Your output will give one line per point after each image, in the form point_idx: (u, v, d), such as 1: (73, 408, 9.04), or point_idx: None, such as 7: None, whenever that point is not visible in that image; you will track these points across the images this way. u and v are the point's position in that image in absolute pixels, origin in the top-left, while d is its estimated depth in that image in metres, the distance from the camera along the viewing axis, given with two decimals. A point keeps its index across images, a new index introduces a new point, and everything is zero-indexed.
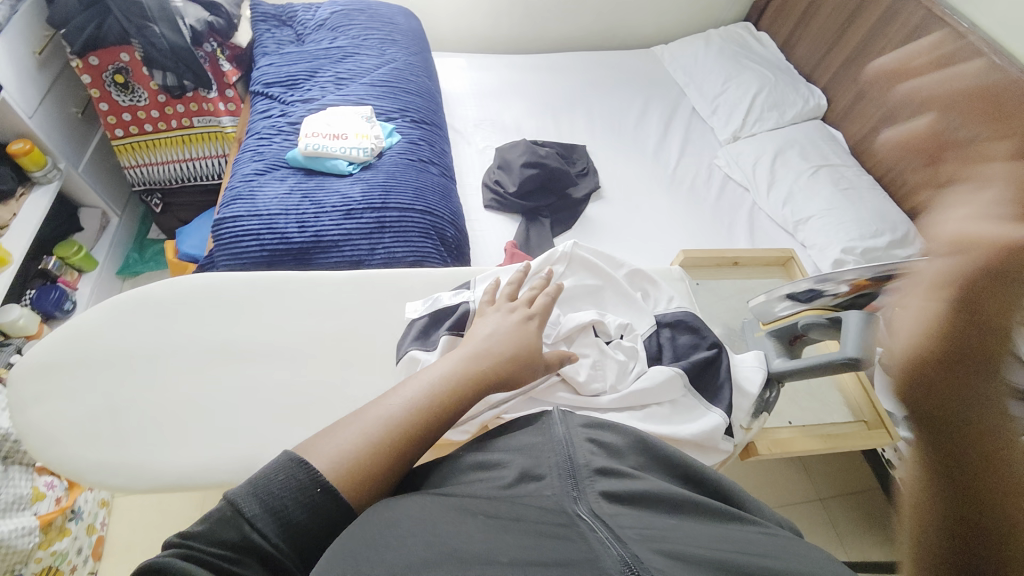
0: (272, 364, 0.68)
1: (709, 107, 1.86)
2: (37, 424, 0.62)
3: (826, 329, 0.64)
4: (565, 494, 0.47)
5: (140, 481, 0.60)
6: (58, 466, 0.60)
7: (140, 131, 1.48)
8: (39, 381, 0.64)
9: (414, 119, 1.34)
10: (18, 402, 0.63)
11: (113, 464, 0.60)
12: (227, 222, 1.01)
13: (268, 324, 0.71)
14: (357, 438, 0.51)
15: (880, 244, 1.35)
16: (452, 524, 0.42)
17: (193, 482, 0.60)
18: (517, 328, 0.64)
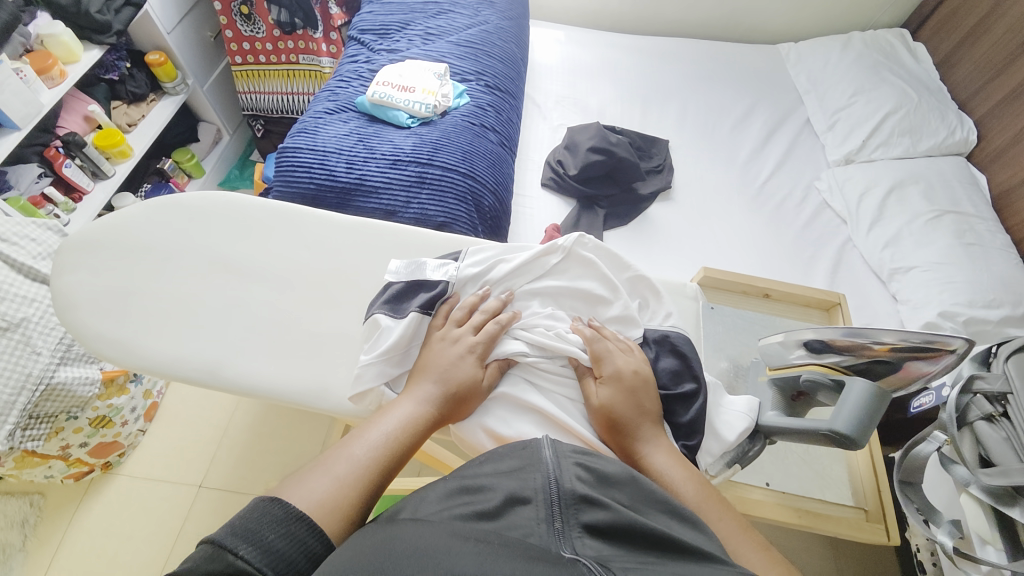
0: (270, 287, 0.74)
1: (826, 121, 1.63)
2: (69, 291, 0.72)
3: (832, 393, 0.57)
4: (548, 531, 0.42)
5: (131, 359, 0.69)
6: (71, 329, 0.70)
7: (255, 61, 1.63)
8: (81, 255, 0.74)
9: (488, 84, 1.33)
10: (56, 269, 0.73)
11: (110, 339, 0.70)
12: (288, 151, 1.09)
13: (273, 249, 0.77)
14: (334, 485, 0.50)
15: (991, 317, 1.12)
16: (440, 542, 0.39)
17: (170, 369, 0.69)
18: (459, 366, 0.63)
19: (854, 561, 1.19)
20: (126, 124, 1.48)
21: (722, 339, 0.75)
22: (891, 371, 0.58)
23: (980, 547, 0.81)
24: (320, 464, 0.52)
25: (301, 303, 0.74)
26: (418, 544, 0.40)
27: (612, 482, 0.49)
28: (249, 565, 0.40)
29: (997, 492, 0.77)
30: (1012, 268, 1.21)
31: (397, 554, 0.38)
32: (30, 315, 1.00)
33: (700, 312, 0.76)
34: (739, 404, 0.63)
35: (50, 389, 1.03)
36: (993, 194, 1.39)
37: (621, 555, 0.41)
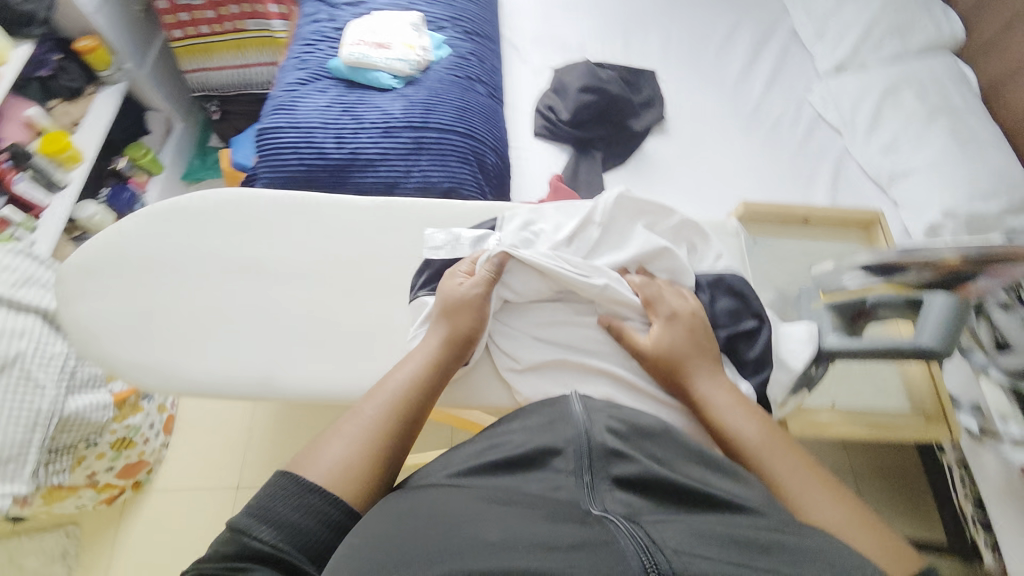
0: (299, 285, 0.70)
1: (813, 30, 1.57)
2: (82, 321, 0.67)
3: (900, 309, 0.56)
4: (578, 487, 0.44)
5: (170, 383, 0.65)
6: (98, 360, 0.65)
7: (197, 33, 1.46)
8: (85, 281, 0.68)
9: (466, 30, 1.22)
10: (63, 298, 0.67)
11: (143, 365, 0.65)
12: (268, 132, 1.00)
13: (291, 244, 0.72)
14: (350, 448, 0.52)
15: (992, 211, 1.15)
16: (467, 512, 0.41)
17: (213, 391, 0.65)
18: (453, 296, 0.65)
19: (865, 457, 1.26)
20: (68, 124, 1.33)
21: (764, 272, 0.75)
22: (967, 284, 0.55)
23: (1002, 424, 0.86)
24: (336, 429, 0.54)
25: (335, 298, 0.70)
26: (449, 517, 0.41)
27: (643, 433, 0.50)
28: (264, 542, 0.43)
29: (1017, 372, 0.81)
30: (1009, 159, 1.22)
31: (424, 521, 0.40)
32: (24, 349, 0.94)
33: (743, 248, 0.75)
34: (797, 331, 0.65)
35: (63, 420, 0.99)
36: (984, 87, 1.39)
37: (654, 510, 0.41)
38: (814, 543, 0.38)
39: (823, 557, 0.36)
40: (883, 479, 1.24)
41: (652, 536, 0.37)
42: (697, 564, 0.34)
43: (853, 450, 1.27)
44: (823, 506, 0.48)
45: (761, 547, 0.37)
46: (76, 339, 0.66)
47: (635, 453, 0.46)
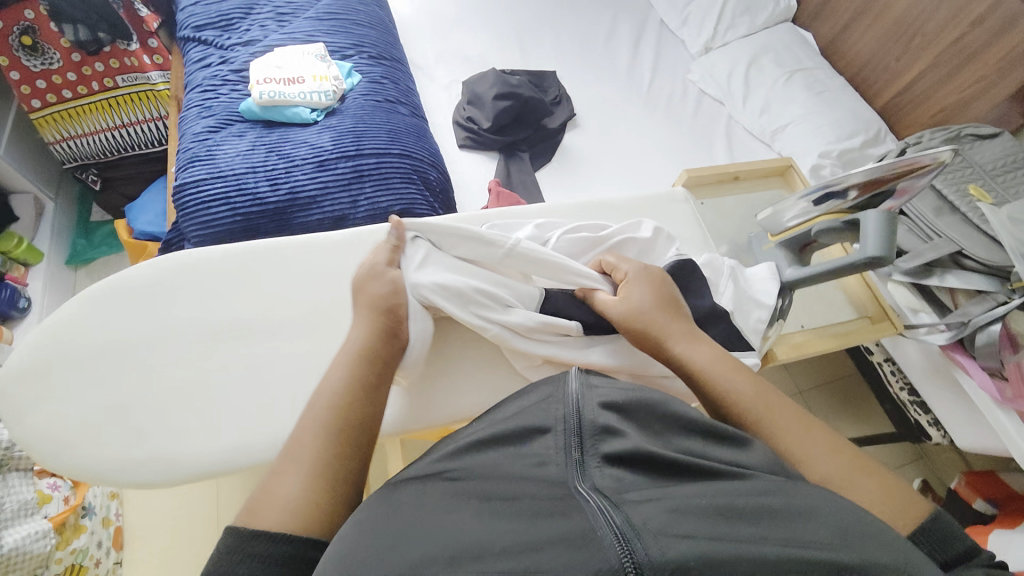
0: (287, 334, 0.67)
1: (679, 17, 1.77)
2: (41, 430, 0.61)
3: (840, 233, 0.63)
4: (568, 469, 0.44)
5: (172, 471, 0.61)
6: (76, 469, 0.60)
7: (59, 99, 1.30)
8: (35, 386, 0.62)
9: (372, 55, 1.22)
10: (12, 413, 0.61)
11: (138, 460, 0.61)
12: (189, 187, 0.92)
13: (267, 295, 0.69)
14: (299, 475, 0.48)
15: (855, 144, 1.37)
16: (449, 516, 0.40)
17: (228, 466, 0.61)
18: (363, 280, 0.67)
19: (807, 375, 1.42)
20: None
21: (714, 227, 0.84)
22: (885, 199, 0.64)
23: (913, 315, 1.03)
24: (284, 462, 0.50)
25: (327, 339, 0.68)
26: (431, 516, 0.40)
27: (641, 403, 0.50)
28: None
29: (916, 271, 0.99)
30: (857, 101, 1.47)
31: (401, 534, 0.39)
32: None
33: (693, 210, 0.84)
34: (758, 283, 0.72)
35: (1, 562, 0.86)
36: (822, 46, 1.66)
37: (642, 485, 0.41)
38: (801, 503, 0.39)
39: (804, 520, 0.37)
40: (828, 388, 1.41)
41: (629, 515, 0.36)
42: (671, 544, 0.34)
43: (802, 370, 1.43)
44: (824, 461, 0.50)
45: (745, 518, 0.37)
46: (42, 452, 0.61)
47: (628, 430, 0.46)
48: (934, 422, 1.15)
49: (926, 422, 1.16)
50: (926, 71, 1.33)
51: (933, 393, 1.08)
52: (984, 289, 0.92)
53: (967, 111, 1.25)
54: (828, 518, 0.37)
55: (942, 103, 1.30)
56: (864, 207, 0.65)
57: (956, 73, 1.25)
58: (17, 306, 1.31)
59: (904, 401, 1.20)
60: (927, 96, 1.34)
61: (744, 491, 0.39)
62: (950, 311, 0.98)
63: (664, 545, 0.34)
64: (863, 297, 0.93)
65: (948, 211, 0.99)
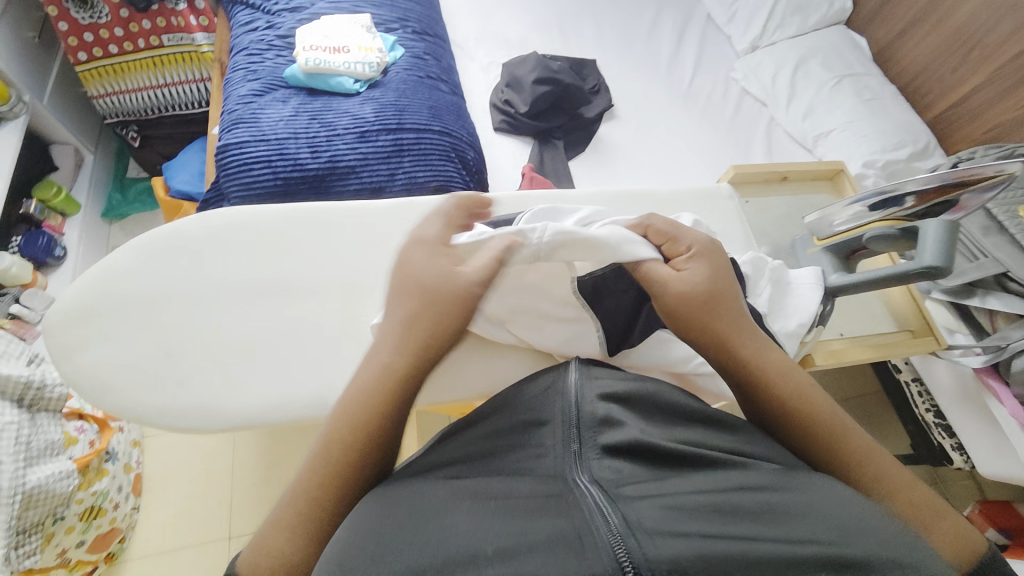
0: (327, 298, 0.69)
1: (726, 13, 1.72)
2: (87, 371, 0.63)
3: (894, 241, 0.61)
4: (565, 461, 0.43)
5: (210, 420, 0.63)
6: (118, 411, 0.62)
7: (106, 53, 1.31)
8: (81, 328, 0.64)
9: (416, 29, 1.21)
10: (60, 352, 0.63)
11: (179, 408, 0.62)
12: (232, 148, 0.93)
13: (308, 259, 0.71)
14: (287, 527, 0.46)
15: (901, 156, 1.33)
16: (443, 510, 0.39)
17: (265, 421, 0.63)
18: (447, 284, 0.56)
19: (826, 390, 1.40)
20: None
21: (757, 227, 0.83)
22: (946, 209, 0.62)
23: (949, 336, 1.01)
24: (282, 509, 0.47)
25: (364, 306, 0.69)
26: (416, 516, 0.38)
27: (639, 401, 0.49)
28: None
29: (957, 290, 0.98)
30: (905, 112, 1.43)
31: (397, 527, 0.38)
32: None
33: (737, 208, 0.82)
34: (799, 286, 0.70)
35: (25, 497, 0.87)
36: (873, 53, 1.61)
37: (639, 476, 0.40)
38: (801, 501, 0.37)
39: (804, 519, 0.35)
40: (846, 405, 1.38)
41: (624, 510, 0.36)
42: (667, 541, 0.33)
43: (825, 383, 1.41)
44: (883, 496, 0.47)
45: (743, 516, 0.35)
46: (87, 392, 0.63)
47: (626, 423, 0.45)
48: (958, 447, 1.13)
49: (949, 446, 1.14)
50: (982, 85, 1.28)
51: (957, 416, 1.06)
52: None
53: (1023, 130, 1.20)
54: (832, 517, 0.36)
55: (995, 120, 1.26)
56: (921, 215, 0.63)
57: (1014, 90, 1.21)
58: (54, 254, 1.35)
59: (929, 424, 1.17)
60: (981, 111, 1.30)
61: (746, 487, 0.38)
62: (988, 334, 0.96)
63: (659, 543, 0.33)
64: (905, 309, 0.91)
65: (997, 231, 0.96)
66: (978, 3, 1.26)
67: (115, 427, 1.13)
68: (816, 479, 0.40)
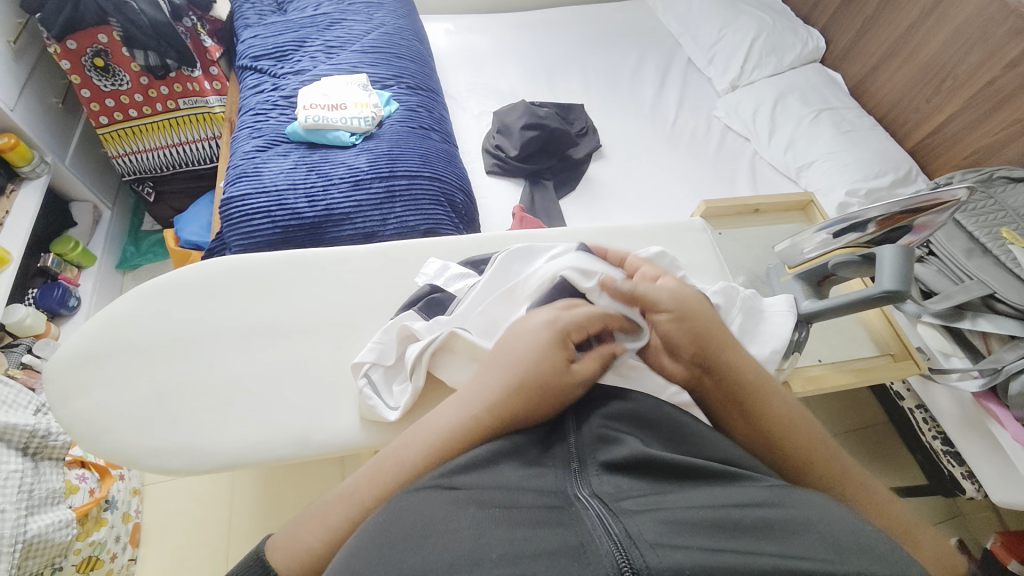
0: (317, 339, 0.72)
1: (705, 57, 1.82)
2: (82, 416, 0.65)
3: (859, 266, 0.63)
4: (564, 476, 0.44)
5: (197, 461, 0.64)
6: (110, 454, 0.64)
7: (125, 117, 1.41)
8: (81, 374, 0.67)
9: (410, 85, 1.30)
10: (57, 397, 0.65)
11: (168, 448, 0.64)
12: (235, 200, 0.99)
13: (299, 301, 0.74)
14: (317, 529, 0.47)
15: (883, 184, 1.36)
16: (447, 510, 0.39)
17: (252, 460, 0.64)
18: (560, 384, 0.51)
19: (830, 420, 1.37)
20: None
21: (732, 259, 0.85)
22: (905, 234, 0.64)
23: (946, 360, 1.00)
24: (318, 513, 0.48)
25: (351, 345, 0.72)
26: (418, 518, 0.38)
27: (637, 418, 0.50)
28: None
29: (946, 313, 0.97)
30: (884, 141, 1.47)
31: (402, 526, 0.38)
32: None
33: (711, 240, 0.85)
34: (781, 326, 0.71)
35: (25, 546, 0.87)
36: (850, 87, 1.67)
37: (639, 491, 0.41)
38: (804, 513, 0.37)
39: (805, 531, 0.36)
40: (852, 436, 1.35)
41: (626, 524, 0.36)
42: (669, 553, 0.33)
43: (827, 413, 1.38)
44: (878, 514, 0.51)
45: (742, 530, 0.36)
46: (83, 436, 0.65)
47: (625, 438, 0.46)
48: (968, 474, 1.09)
49: (960, 474, 1.10)
50: (957, 113, 1.32)
51: (965, 442, 1.03)
52: (1016, 334, 0.89)
53: (1000, 154, 1.23)
54: (835, 533, 0.36)
55: (973, 146, 1.29)
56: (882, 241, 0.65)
57: (988, 117, 1.25)
58: (67, 305, 1.40)
59: (937, 451, 1.14)
60: (958, 137, 1.33)
61: (749, 501, 0.38)
62: (983, 356, 0.95)
63: (662, 554, 0.33)
64: (885, 333, 0.92)
65: (979, 253, 0.97)
66: (947, 36, 1.33)
67: (115, 475, 1.14)
68: (821, 498, 0.40)
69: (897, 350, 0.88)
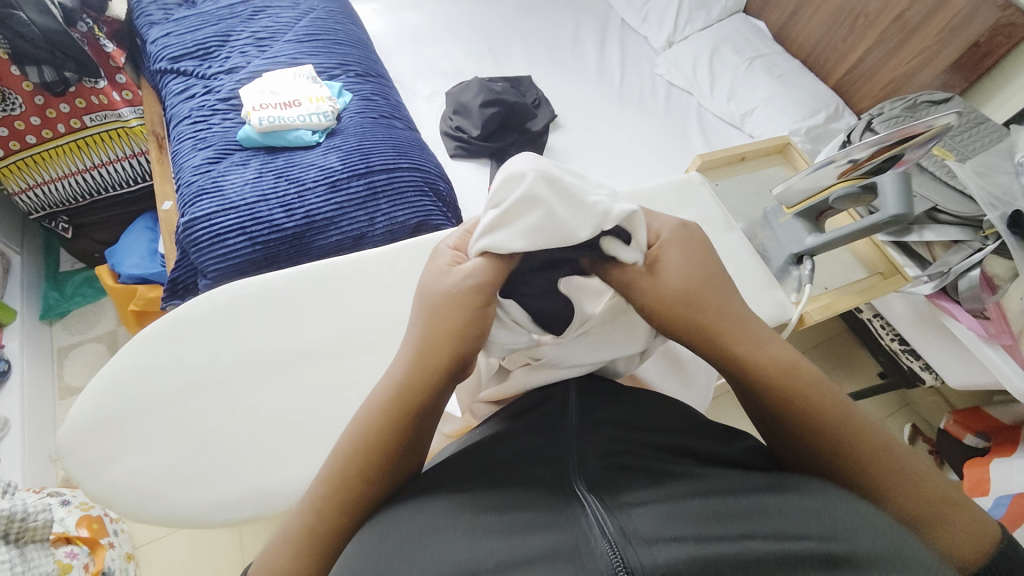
0: (348, 355, 0.70)
1: (639, 16, 1.85)
2: (118, 484, 0.60)
3: (858, 198, 0.67)
4: (568, 469, 0.43)
5: (258, 503, 0.62)
6: (168, 515, 0.61)
7: (23, 145, 1.20)
8: (96, 442, 0.61)
9: (358, 73, 1.21)
10: (84, 470, 0.60)
11: (231, 498, 0.62)
12: (200, 222, 0.89)
13: (321, 319, 0.70)
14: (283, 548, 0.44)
15: (819, 120, 1.48)
16: (447, 528, 0.38)
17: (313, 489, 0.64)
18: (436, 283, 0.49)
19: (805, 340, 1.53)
20: None
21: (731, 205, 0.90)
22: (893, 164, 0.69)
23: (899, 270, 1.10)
24: (279, 536, 0.45)
25: (385, 355, 0.70)
26: (415, 541, 0.37)
27: (643, 408, 0.49)
28: None
29: (896, 230, 1.10)
30: (812, 81, 1.59)
31: (398, 541, 0.38)
32: None
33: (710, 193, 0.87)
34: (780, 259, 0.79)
35: None
36: (773, 33, 1.77)
37: (642, 483, 0.41)
38: (805, 492, 0.38)
39: (799, 507, 0.36)
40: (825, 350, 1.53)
41: (623, 522, 0.36)
42: (662, 548, 0.34)
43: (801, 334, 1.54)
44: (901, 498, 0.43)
45: (743, 514, 0.36)
46: (124, 504, 0.60)
47: (636, 435, 0.46)
48: (926, 366, 1.25)
49: (919, 367, 1.27)
50: (872, 48, 1.45)
51: (921, 339, 1.18)
52: (960, 238, 1.01)
53: (914, 80, 1.37)
54: (833, 507, 0.36)
55: (889, 77, 1.43)
56: (875, 172, 0.69)
57: (899, 48, 1.38)
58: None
59: (897, 350, 1.30)
60: (874, 71, 1.47)
61: (749, 484, 0.39)
62: (930, 263, 1.08)
63: (656, 551, 0.33)
64: (872, 255, 1.01)
65: (919, 172, 1.08)
66: None
67: (106, 543, 1.04)
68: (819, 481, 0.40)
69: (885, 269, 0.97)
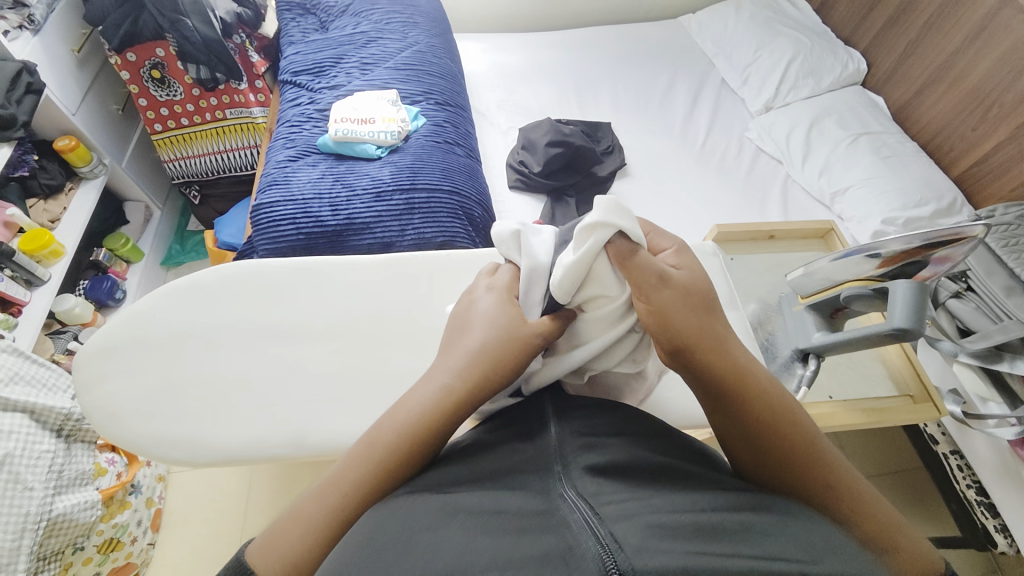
0: (327, 346, 0.77)
1: (740, 77, 1.79)
2: (99, 404, 0.73)
3: (872, 300, 0.70)
4: (551, 473, 0.45)
5: (208, 453, 0.71)
6: (132, 439, 0.71)
7: (177, 125, 1.52)
8: (100, 364, 0.74)
9: (438, 101, 1.34)
10: (82, 384, 0.73)
11: (171, 440, 0.71)
12: (264, 207, 1.05)
13: (312, 308, 0.80)
14: (304, 517, 0.47)
15: (924, 213, 1.29)
16: (440, 525, 0.39)
17: (260, 454, 0.71)
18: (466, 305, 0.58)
19: (863, 459, 1.31)
20: (48, 221, 1.33)
21: (744, 285, 0.93)
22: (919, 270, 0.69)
23: (982, 405, 0.93)
24: (290, 515, 0.48)
25: (359, 351, 0.77)
26: (420, 527, 0.38)
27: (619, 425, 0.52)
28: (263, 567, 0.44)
29: (982, 353, 0.90)
30: (928, 168, 1.39)
31: (405, 530, 0.38)
32: (12, 449, 0.89)
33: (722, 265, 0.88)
34: (787, 353, 0.81)
35: (50, 524, 0.94)
36: (892, 111, 1.60)
37: (622, 493, 0.42)
38: (779, 520, 0.38)
39: (781, 538, 0.36)
40: (889, 478, 1.29)
41: (613, 528, 0.37)
42: (654, 555, 0.34)
43: (857, 450, 1.32)
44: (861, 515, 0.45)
45: (718, 532, 0.37)
46: (99, 420, 0.72)
47: (610, 444, 0.48)
48: (1002, 528, 1.02)
49: (993, 527, 1.03)
50: (1006, 141, 1.25)
51: (1002, 495, 0.96)
52: None
53: None
54: (818, 538, 0.37)
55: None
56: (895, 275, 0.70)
57: None
58: (114, 296, 1.50)
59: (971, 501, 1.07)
60: (1006, 168, 1.25)
61: (730, 508, 0.40)
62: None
63: (647, 557, 0.34)
64: (905, 372, 0.89)
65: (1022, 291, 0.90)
66: (993, 62, 1.27)
67: (142, 462, 1.22)
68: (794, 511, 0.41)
69: (916, 392, 0.85)
